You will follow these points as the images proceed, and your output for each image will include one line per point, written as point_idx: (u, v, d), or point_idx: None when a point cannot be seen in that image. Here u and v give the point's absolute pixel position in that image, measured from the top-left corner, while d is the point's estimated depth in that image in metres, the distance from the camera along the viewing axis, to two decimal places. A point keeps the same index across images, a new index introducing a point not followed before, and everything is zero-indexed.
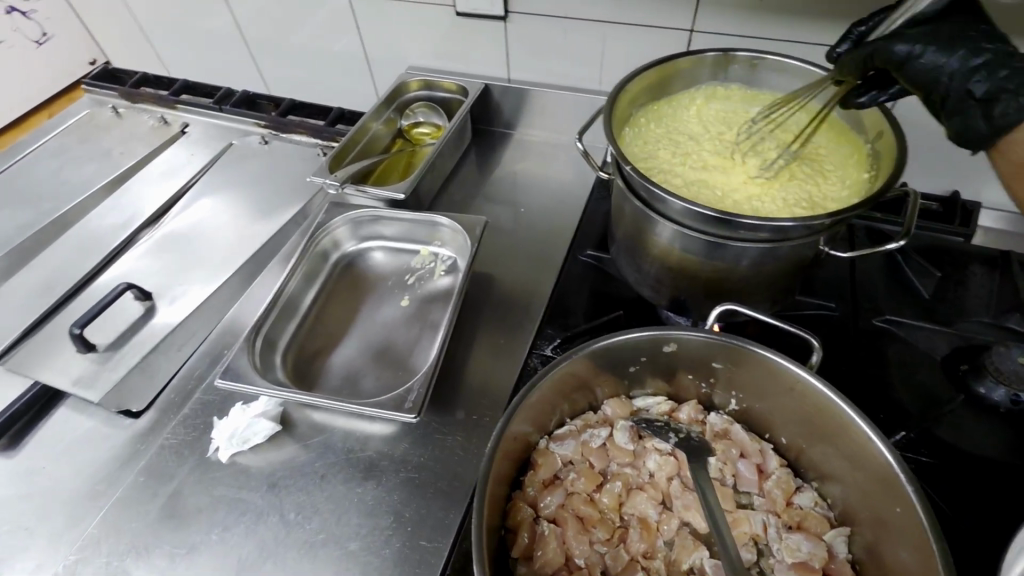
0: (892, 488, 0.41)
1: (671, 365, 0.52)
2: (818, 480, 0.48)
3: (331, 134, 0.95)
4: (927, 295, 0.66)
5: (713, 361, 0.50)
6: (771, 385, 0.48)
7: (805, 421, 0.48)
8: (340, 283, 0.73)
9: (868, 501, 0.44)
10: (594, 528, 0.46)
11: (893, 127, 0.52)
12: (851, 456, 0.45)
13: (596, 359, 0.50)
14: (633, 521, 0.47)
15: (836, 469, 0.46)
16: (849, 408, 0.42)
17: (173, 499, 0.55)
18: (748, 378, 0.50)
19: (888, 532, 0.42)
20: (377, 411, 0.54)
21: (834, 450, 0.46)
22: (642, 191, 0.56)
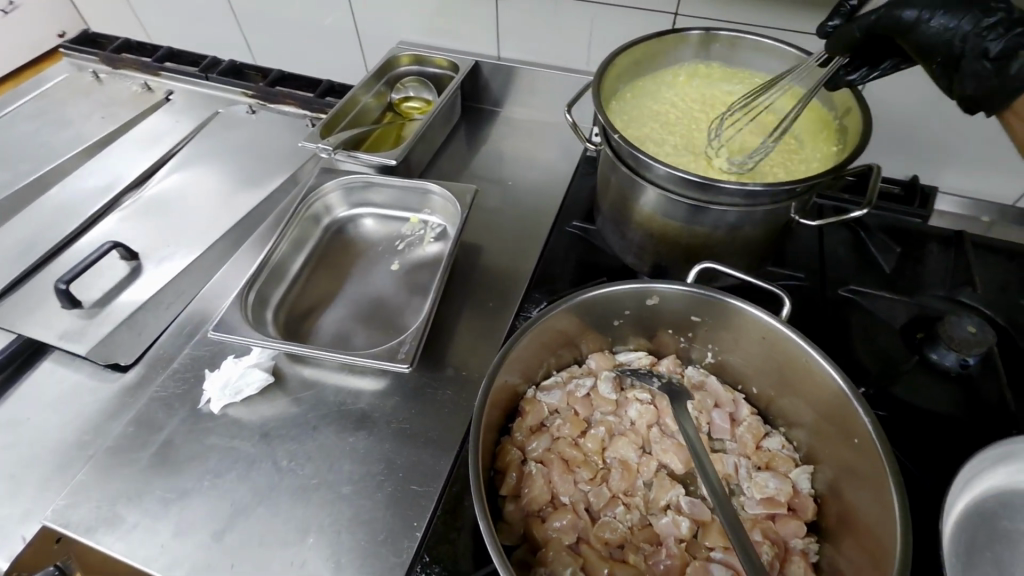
0: (849, 423, 0.44)
1: (653, 321, 0.55)
2: (786, 426, 0.52)
3: (320, 105, 0.95)
4: (888, 269, 0.71)
5: (692, 316, 0.53)
6: (744, 339, 0.52)
7: (773, 371, 0.51)
8: (331, 247, 0.74)
9: (830, 438, 0.47)
10: (578, 469, 0.49)
11: (859, 102, 0.56)
12: (813, 399, 0.48)
13: (584, 313, 0.52)
14: (615, 463, 0.50)
15: (800, 413, 0.50)
16: (814, 352, 0.45)
17: (164, 447, 0.56)
18: (724, 333, 0.53)
19: (846, 465, 0.46)
20: (370, 362, 0.55)
21: (800, 395, 0.50)
22: (628, 158, 0.59)
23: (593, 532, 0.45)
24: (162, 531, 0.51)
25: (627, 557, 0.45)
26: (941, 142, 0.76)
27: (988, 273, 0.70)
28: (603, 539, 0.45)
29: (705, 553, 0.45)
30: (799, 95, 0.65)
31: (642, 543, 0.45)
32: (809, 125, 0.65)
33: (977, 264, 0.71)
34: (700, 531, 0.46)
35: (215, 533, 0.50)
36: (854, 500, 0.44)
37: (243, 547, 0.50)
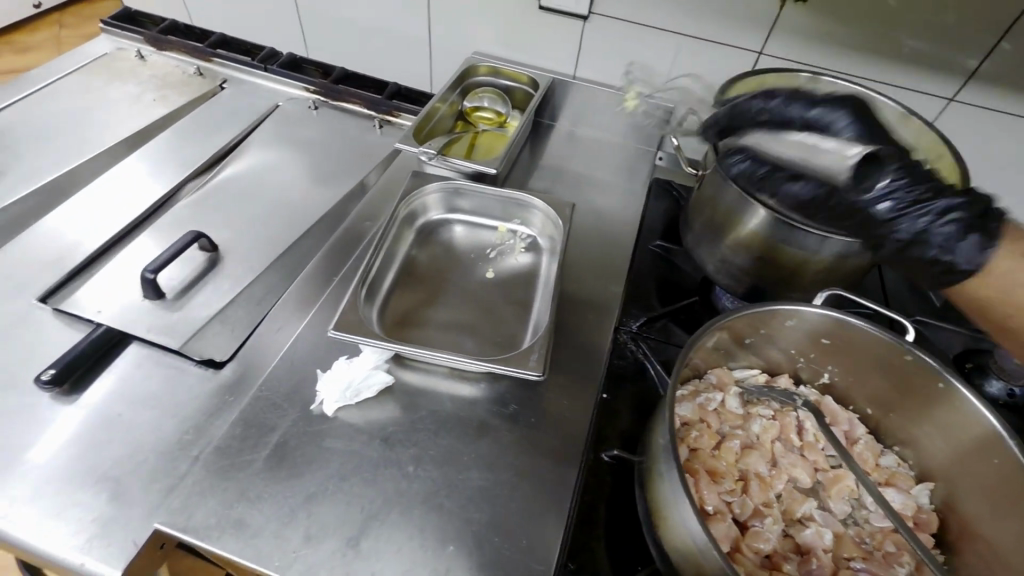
0: (986, 446, 0.47)
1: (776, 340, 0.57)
2: (899, 445, 0.56)
3: (388, 108, 0.94)
4: (938, 303, 0.77)
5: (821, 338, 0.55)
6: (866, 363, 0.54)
7: (895, 394, 0.54)
8: (424, 251, 0.73)
9: (954, 458, 0.51)
10: (722, 481, 0.50)
11: (955, 154, 0.62)
12: (939, 422, 0.51)
13: (727, 336, 0.54)
14: (750, 474, 0.52)
15: (918, 434, 0.54)
16: (955, 379, 0.48)
17: (280, 449, 0.53)
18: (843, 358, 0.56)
19: (972, 484, 0.49)
20: (502, 368, 0.56)
21: (921, 418, 0.53)
22: (741, 178, 0.62)
23: (745, 541, 0.47)
24: (292, 538, 0.48)
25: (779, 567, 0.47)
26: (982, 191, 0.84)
27: None
28: (755, 549, 0.47)
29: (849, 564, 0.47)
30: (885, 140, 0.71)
31: (789, 554, 0.48)
32: None
33: None
34: (839, 542, 0.49)
35: (349, 539, 0.49)
36: (981, 515, 0.48)
37: (381, 555, 0.48)
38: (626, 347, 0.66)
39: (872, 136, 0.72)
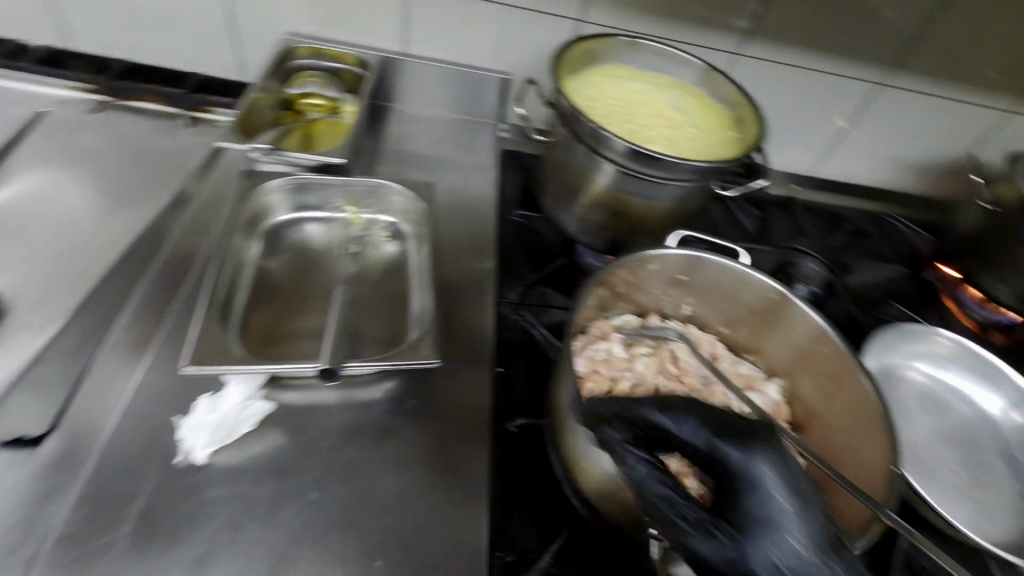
0: (816, 341, 0.56)
1: (646, 283, 0.61)
2: (751, 354, 0.65)
3: (193, 103, 0.81)
4: (752, 230, 0.92)
5: (680, 276, 0.60)
6: (718, 292, 0.62)
7: (740, 313, 0.62)
8: (276, 255, 0.66)
9: (791, 355, 0.60)
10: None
11: (749, 99, 0.73)
12: (777, 328, 0.60)
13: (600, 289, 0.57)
14: None
15: (762, 343, 0.63)
16: (786, 291, 0.56)
17: (148, 517, 0.45)
18: (700, 290, 0.62)
19: (807, 374, 0.59)
20: (396, 364, 0.54)
21: (763, 328, 0.62)
22: (587, 138, 0.67)
23: None
24: None
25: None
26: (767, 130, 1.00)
27: (811, 226, 0.96)
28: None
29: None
30: (691, 94, 0.80)
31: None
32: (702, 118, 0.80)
33: (804, 220, 0.96)
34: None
35: None
36: (818, 396, 0.58)
37: None
38: (510, 319, 0.67)
39: (681, 92, 0.81)
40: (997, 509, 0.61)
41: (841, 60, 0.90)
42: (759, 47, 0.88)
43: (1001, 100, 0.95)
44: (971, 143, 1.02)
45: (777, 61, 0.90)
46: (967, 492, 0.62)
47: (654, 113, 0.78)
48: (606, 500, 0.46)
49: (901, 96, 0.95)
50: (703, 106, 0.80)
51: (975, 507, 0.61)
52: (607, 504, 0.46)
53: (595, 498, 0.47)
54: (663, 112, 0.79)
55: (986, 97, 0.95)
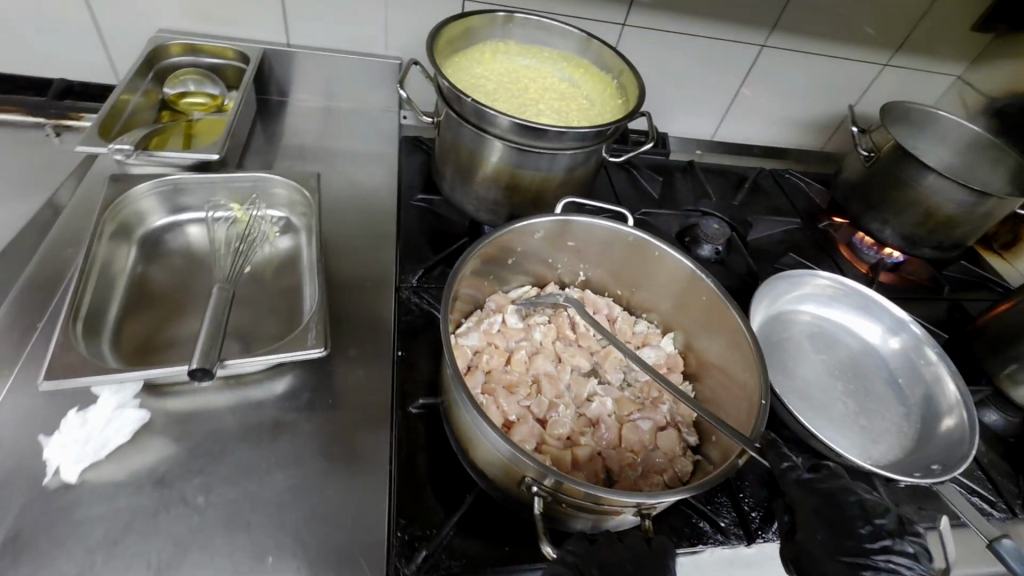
0: (698, 291, 0.59)
1: (537, 251, 0.62)
2: (645, 313, 0.67)
3: (63, 110, 0.76)
4: (657, 195, 0.94)
5: (568, 241, 0.62)
6: (606, 253, 0.63)
7: (630, 272, 0.64)
8: (154, 261, 0.63)
9: (679, 309, 0.63)
10: (518, 391, 0.55)
11: (630, 67, 0.73)
12: (663, 284, 0.63)
13: (485, 262, 0.58)
14: (541, 376, 0.57)
15: (652, 301, 0.65)
16: (665, 246, 0.58)
17: (11, 545, 0.42)
18: (590, 253, 0.64)
19: (694, 326, 0.62)
20: (279, 356, 0.52)
21: (651, 286, 0.64)
22: (473, 117, 0.67)
23: (548, 432, 0.53)
24: None
25: (579, 439, 0.54)
26: (666, 98, 1.03)
27: (713, 186, 0.99)
28: (556, 435, 0.53)
29: (629, 416, 0.56)
30: (581, 66, 0.79)
31: (583, 428, 0.55)
32: (593, 87, 0.80)
33: (706, 181, 0.99)
34: (620, 404, 0.57)
35: None
36: (705, 344, 0.60)
37: None
38: (410, 302, 0.67)
39: (570, 63, 0.80)
40: (880, 430, 0.66)
41: (723, 24, 0.93)
42: (646, 17, 0.90)
43: (875, 55, 1.01)
44: (854, 98, 1.07)
45: (665, 29, 0.92)
46: (854, 419, 0.66)
47: (543, 87, 0.78)
48: (494, 469, 0.48)
49: (783, 57, 0.99)
50: (593, 77, 0.79)
51: (859, 431, 0.65)
52: (496, 472, 0.48)
53: (485, 467, 0.49)
54: (552, 86, 0.79)
55: (865, 54, 1.01)
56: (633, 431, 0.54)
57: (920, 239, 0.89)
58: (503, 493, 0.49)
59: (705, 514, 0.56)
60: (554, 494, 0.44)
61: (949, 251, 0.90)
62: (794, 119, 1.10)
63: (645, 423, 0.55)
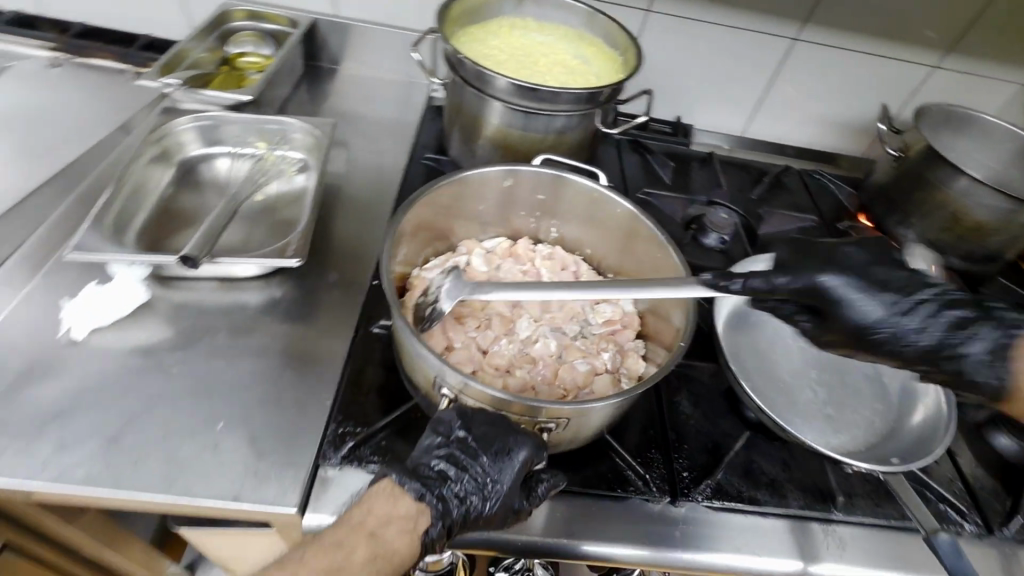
0: (653, 247, 0.61)
1: (508, 199, 0.66)
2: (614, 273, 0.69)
3: (142, 59, 0.91)
4: (668, 179, 0.94)
5: (539, 195, 0.66)
6: (573, 209, 0.66)
7: (598, 230, 0.67)
8: (186, 183, 0.73)
9: (640, 267, 0.65)
10: (467, 322, 0.59)
11: (633, 40, 0.78)
12: (627, 243, 0.65)
13: (450, 204, 0.63)
14: (495, 314, 0.61)
15: (618, 261, 0.68)
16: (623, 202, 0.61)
17: (23, 376, 0.52)
18: (560, 208, 0.67)
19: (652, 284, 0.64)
20: (261, 261, 0.60)
21: (617, 245, 0.67)
22: (473, 78, 0.72)
23: (486, 361, 0.56)
24: (40, 451, 0.48)
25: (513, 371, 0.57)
26: (693, 89, 1.03)
27: (730, 178, 0.98)
28: (494, 365, 0.56)
29: (571, 359, 0.58)
30: (592, 43, 0.85)
31: (524, 363, 0.57)
32: (601, 62, 0.84)
33: (723, 172, 0.98)
34: (565, 348, 0.59)
35: (108, 439, 0.49)
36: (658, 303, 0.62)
37: (144, 444, 0.50)
38: None
39: (582, 41, 0.85)
40: (848, 421, 0.63)
41: (752, 15, 0.93)
42: (671, 3, 0.92)
43: (924, 55, 0.96)
44: (899, 101, 1.02)
45: (692, 17, 0.93)
46: (822, 407, 0.64)
47: (553, 57, 0.83)
48: (421, 377, 0.53)
49: (819, 52, 0.97)
50: (602, 54, 0.84)
51: (824, 418, 0.63)
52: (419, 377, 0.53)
53: (414, 376, 0.54)
54: (561, 58, 0.84)
55: (912, 54, 0.96)
56: (569, 373, 0.57)
57: (946, 246, 0.83)
58: (430, 403, 0.54)
59: (632, 464, 0.56)
60: (461, 396, 0.50)
61: (982, 263, 0.83)
62: (831, 120, 1.06)
63: (584, 366, 0.57)
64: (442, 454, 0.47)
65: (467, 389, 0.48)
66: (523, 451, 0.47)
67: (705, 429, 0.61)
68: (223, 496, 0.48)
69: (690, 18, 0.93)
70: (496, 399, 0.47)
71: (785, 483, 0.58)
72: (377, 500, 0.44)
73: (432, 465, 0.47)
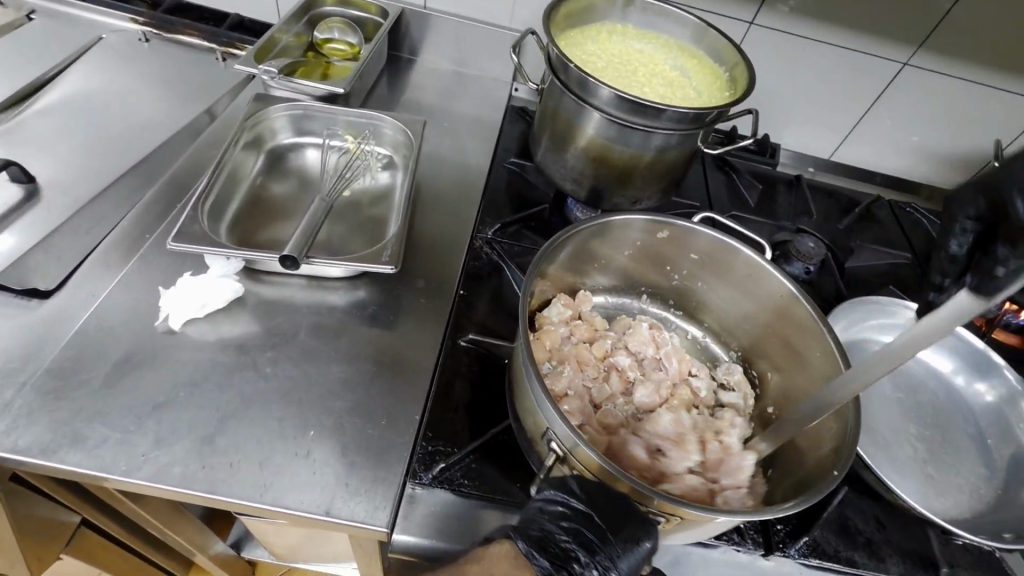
0: (811, 344, 0.58)
1: (656, 250, 0.66)
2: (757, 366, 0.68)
3: (230, 40, 0.90)
4: (752, 203, 0.90)
5: (694, 255, 0.66)
6: (744, 290, 0.65)
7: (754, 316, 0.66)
8: (274, 173, 0.72)
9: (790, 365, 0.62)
10: (584, 369, 0.60)
11: (743, 57, 0.74)
12: (784, 337, 0.63)
13: (584, 243, 0.62)
14: (611, 370, 0.61)
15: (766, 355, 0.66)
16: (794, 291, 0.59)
17: (121, 365, 0.52)
18: (730, 285, 0.66)
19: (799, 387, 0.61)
20: (355, 264, 0.58)
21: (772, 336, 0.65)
22: (575, 86, 0.69)
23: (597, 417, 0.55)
24: (138, 445, 0.48)
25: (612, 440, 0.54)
26: (784, 107, 0.98)
27: (817, 203, 0.94)
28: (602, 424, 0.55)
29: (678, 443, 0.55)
30: (693, 56, 0.81)
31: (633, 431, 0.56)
32: (701, 77, 0.80)
33: (811, 198, 0.94)
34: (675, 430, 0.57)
35: (204, 437, 0.49)
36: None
37: (239, 445, 0.49)
38: (481, 251, 0.71)
39: (683, 53, 0.82)
40: (951, 484, 0.59)
41: (862, 35, 0.88)
42: (777, 17, 0.87)
43: None
44: (1009, 136, 0.95)
45: (795, 33, 0.89)
46: (920, 464, 0.60)
47: (652, 67, 0.80)
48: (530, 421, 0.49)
49: (930, 79, 0.91)
50: (704, 67, 0.80)
51: (924, 478, 0.59)
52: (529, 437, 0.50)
53: (522, 417, 0.50)
54: (660, 68, 0.80)
55: None
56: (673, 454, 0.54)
57: None
58: (532, 449, 0.50)
59: None
60: (568, 457, 0.45)
61: None
62: (932, 150, 1.00)
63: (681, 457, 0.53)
64: (566, 528, 0.42)
65: (578, 452, 0.44)
66: (649, 540, 0.42)
67: None
68: (316, 509, 0.47)
69: (793, 34, 0.89)
70: (605, 469, 0.43)
71: (877, 544, 0.55)
72: (498, 565, 0.42)
73: (557, 539, 0.42)
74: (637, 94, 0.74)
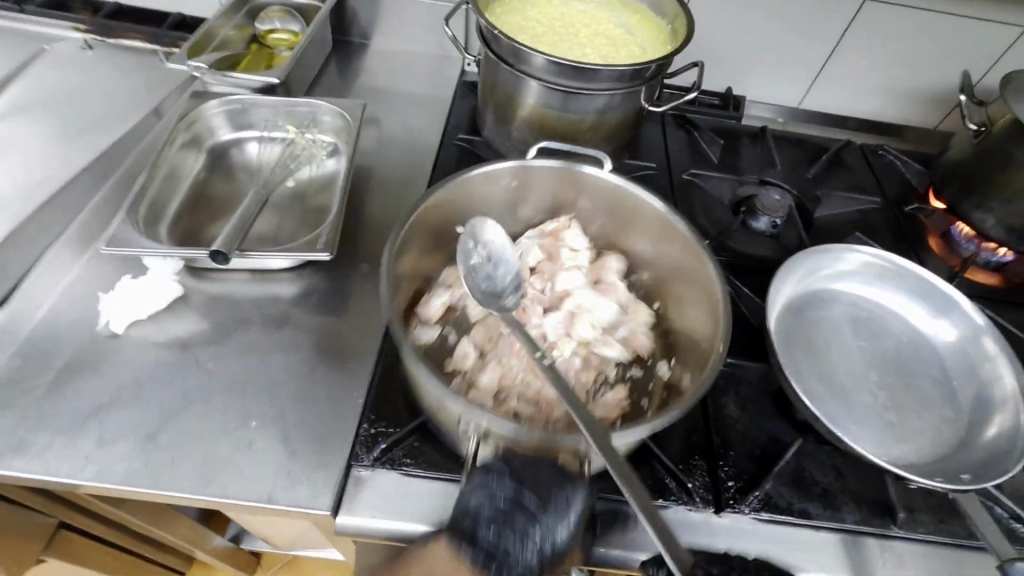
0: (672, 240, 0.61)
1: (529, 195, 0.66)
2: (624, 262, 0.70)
3: (173, 38, 0.89)
4: (715, 158, 0.88)
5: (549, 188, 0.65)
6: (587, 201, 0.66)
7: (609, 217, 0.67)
8: (216, 170, 0.72)
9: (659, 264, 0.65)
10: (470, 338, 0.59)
11: (684, 8, 0.71)
12: (642, 234, 0.65)
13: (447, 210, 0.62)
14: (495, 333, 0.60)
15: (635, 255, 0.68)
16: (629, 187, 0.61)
17: (65, 371, 0.53)
18: (589, 206, 0.67)
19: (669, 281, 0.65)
20: (291, 254, 0.58)
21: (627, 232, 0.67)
22: (508, 55, 0.67)
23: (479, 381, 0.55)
24: (83, 447, 0.49)
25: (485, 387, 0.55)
26: (746, 58, 0.95)
27: (783, 154, 0.91)
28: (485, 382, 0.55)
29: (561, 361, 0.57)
30: (637, 12, 0.78)
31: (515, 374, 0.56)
32: (647, 33, 0.77)
33: (777, 149, 0.91)
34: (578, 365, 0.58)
35: (146, 437, 0.50)
36: (684, 313, 0.62)
37: (181, 440, 0.50)
38: None
39: (627, 10, 0.79)
40: (912, 430, 0.58)
41: None
42: None
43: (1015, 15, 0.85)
44: (983, 67, 0.91)
45: None
46: (882, 411, 0.59)
47: (595, 27, 0.77)
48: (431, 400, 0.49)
49: (894, 14, 0.87)
50: (649, 23, 0.78)
51: (885, 425, 0.58)
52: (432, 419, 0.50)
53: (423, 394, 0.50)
54: (603, 28, 0.77)
55: (1001, 12, 0.85)
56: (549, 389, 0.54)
57: None
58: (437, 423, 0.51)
59: (674, 471, 0.54)
60: (490, 437, 0.45)
61: None
62: (904, 89, 0.96)
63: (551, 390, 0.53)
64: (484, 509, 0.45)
65: (492, 434, 0.44)
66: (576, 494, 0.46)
67: (754, 433, 0.58)
68: (258, 498, 0.48)
69: None
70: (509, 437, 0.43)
71: (835, 494, 0.55)
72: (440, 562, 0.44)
73: (478, 519, 0.44)
74: (577, 57, 0.72)
